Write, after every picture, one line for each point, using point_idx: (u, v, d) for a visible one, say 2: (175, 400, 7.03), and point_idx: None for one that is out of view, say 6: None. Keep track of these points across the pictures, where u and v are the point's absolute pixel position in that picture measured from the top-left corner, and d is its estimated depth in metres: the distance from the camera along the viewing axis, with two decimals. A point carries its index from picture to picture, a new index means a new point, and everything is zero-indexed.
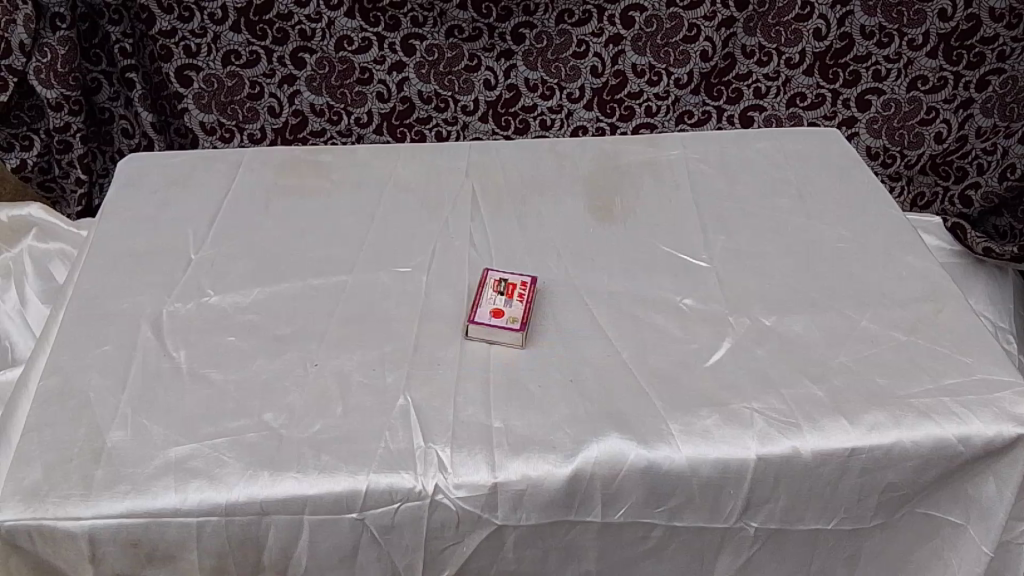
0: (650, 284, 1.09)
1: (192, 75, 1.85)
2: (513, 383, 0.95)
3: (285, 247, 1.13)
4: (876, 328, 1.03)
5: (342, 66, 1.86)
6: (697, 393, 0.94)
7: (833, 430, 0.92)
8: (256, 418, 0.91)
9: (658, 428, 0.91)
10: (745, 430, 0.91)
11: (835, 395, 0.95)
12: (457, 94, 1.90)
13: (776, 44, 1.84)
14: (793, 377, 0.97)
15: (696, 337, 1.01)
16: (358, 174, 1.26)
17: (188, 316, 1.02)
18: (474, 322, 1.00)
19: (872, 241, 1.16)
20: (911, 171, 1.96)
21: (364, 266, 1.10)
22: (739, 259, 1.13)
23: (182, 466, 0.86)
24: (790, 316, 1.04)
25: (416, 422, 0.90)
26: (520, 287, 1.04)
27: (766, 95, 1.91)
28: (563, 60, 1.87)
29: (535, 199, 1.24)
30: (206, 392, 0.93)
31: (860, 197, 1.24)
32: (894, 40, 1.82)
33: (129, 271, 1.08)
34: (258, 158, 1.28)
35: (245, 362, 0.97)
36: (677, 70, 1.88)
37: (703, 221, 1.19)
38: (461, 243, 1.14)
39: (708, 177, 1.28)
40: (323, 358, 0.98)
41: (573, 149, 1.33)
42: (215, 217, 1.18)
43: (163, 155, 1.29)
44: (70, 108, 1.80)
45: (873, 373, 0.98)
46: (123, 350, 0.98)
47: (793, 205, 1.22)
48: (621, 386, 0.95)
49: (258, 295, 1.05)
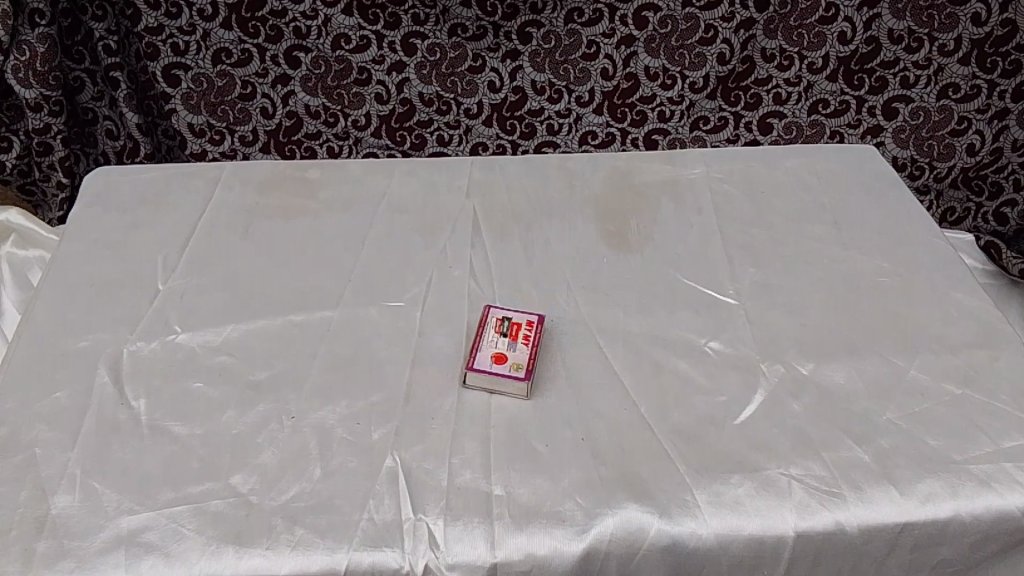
0: (669, 323, 0.97)
1: (179, 74, 1.73)
2: (517, 442, 0.84)
3: (263, 277, 1.02)
4: (926, 379, 0.91)
5: (339, 66, 1.74)
6: (725, 455, 0.83)
7: (883, 501, 0.80)
8: (223, 481, 0.80)
9: (681, 498, 0.80)
10: (782, 501, 0.80)
11: (883, 460, 0.83)
12: (459, 96, 1.78)
13: (798, 47, 1.71)
14: (835, 437, 0.85)
15: (724, 388, 0.90)
16: (348, 193, 1.15)
17: (152, 358, 0.91)
18: (473, 368, 0.88)
19: (917, 274, 1.04)
20: (941, 185, 1.84)
21: (352, 299, 0.99)
22: (769, 295, 1.01)
23: (134, 540, 0.75)
24: (829, 364, 0.93)
25: (405, 488, 0.79)
26: (526, 328, 0.93)
27: (787, 101, 1.79)
28: (572, 62, 1.75)
29: (542, 222, 1.12)
30: (168, 449, 0.82)
31: (901, 223, 1.12)
32: (924, 46, 1.69)
33: (90, 303, 0.97)
34: (239, 174, 1.17)
35: (213, 414, 0.86)
36: (692, 74, 1.76)
37: (728, 250, 1.08)
38: (460, 273, 1.03)
39: (733, 199, 1.16)
40: (302, 410, 0.86)
41: (583, 166, 1.22)
42: (189, 240, 1.06)
43: (139, 169, 1.18)
44: (50, 108, 1.68)
45: (924, 433, 0.86)
46: (77, 398, 0.87)
47: (828, 233, 1.10)
48: (640, 447, 0.83)
49: (231, 333, 0.94)
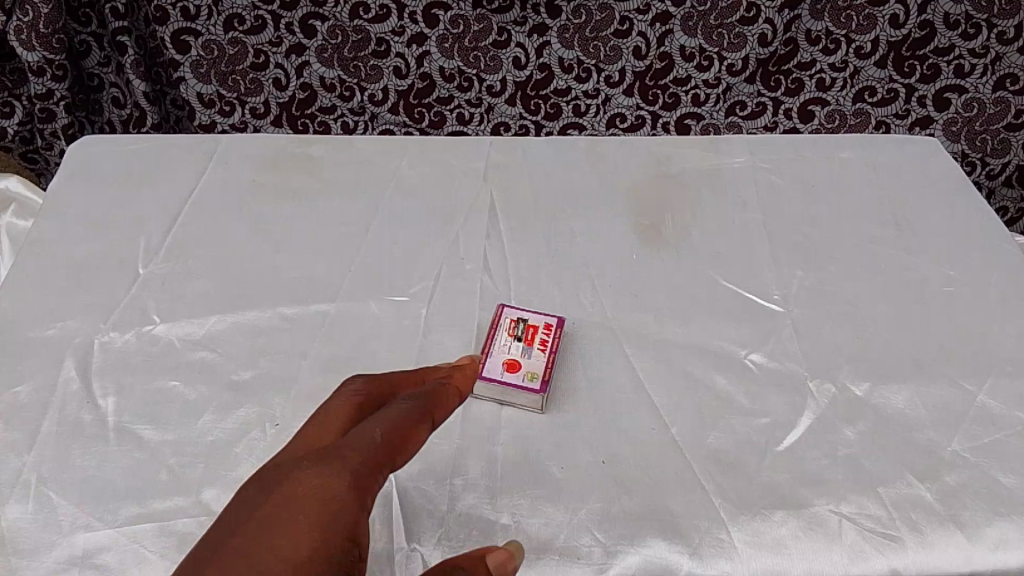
0: (706, 332, 0.87)
1: (189, 40, 1.60)
2: (529, 464, 0.74)
3: (255, 263, 0.92)
4: (998, 407, 0.80)
5: (357, 36, 1.61)
6: (767, 487, 0.73)
7: (947, 547, 0.69)
8: (194, 497, 0.70)
9: (714, 536, 0.69)
10: (831, 543, 0.69)
11: (949, 500, 0.72)
12: (482, 72, 1.65)
13: (845, 30, 1.56)
14: (894, 471, 0.74)
15: (767, 409, 0.79)
16: (354, 174, 1.05)
17: (126, 352, 0.82)
18: (482, 376, 0.78)
19: (987, 285, 0.92)
20: (994, 182, 1.70)
21: (352, 292, 0.89)
22: (820, 303, 0.90)
23: (89, 562, 0.66)
24: (888, 385, 0.82)
25: (400, 513, 0.70)
26: (543, 331, 0.83)
27: (831, 88, 1.63)
28: (603, 39, 1.60)
29: (567, 212, 1.01)
30: (135, 456, 0.73)
31: (968, 226, 1.00)
32: (981, 32, 1.53)
33: (63, 287, 0.88)
34: (236, 147, 1.07)
35: (187, 418, 0.76)
36: (730, 55, 1.60)
37: (774, 250, 0.96)
38: (473, 267, 0.93)
39: (781, 192, 1.04)
40: (288, 417, 0.76)
41: (614, 151, 1.10)
42: (176, 220, 0.97)
43: (127, 140, 1.08)
44: (53, 73, 1.57)
45: (997, 469, 0.75)
46: (40, 394, 0.78)
47: (887, 235, 0.99)
48: (670, 475, 0.73)
49: (215, 326, 0.84)
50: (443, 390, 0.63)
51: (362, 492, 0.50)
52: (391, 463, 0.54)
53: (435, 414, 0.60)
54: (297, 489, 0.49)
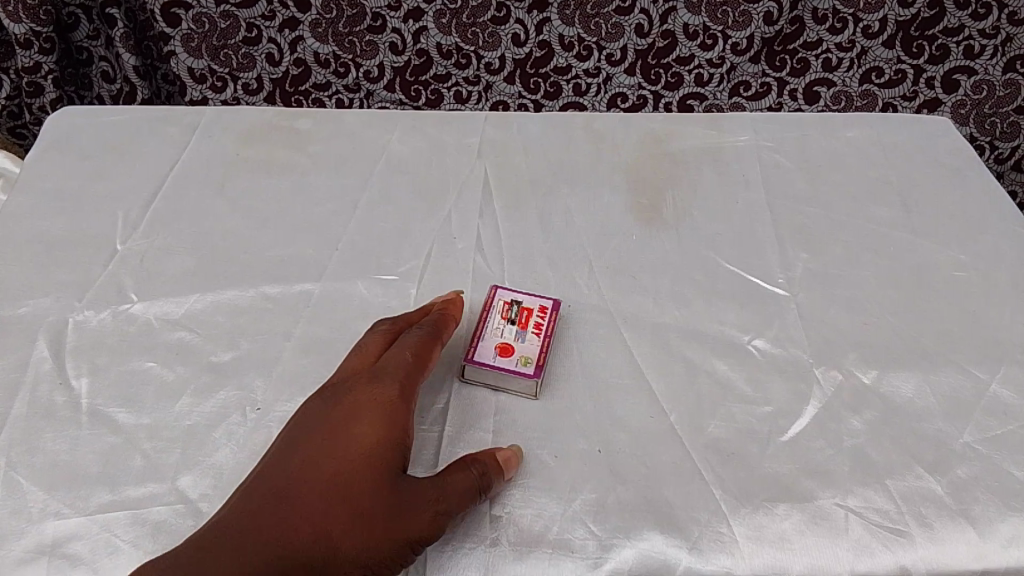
0: (707, 316, 0.83)
1: (180, 13, 1.55)
2: (520, 452, 0.70)
3: (239, 240, 0.88)
4: (1010, 397, 0.76)
5: (351, 11, 1.55)
6: (769, 479, 0.69)
7: (956, 543, 0.66)
8: (169, 483, 0.67)
9: (714, 529, 0.66)
10: (836, 538, 0.66)
11: (960, 493, 0.69)
12: (481, 49, 1.60)
13: (854, 9, 1.51)
14: (903, 463, 0.71)
15: (770, 398, 0.76)
16: (344, 149, 1.01)
17: (102, 331, 0.78)
18: (473, 360, 0.75)
19: (999, 270, 0.89)
20: (1002, 167, 1.67)
21: (339, 271, 0.85)
22: (826, 288, 0.86)
23: (58, 551, 0.63)
24: (896, 373, 0.78)
25: None
26: (538, 314, 0.80)
27: (837, 68, 1.59)
28: (604, 16, 1.54)
29: (563, 190, 0.98)
30: (109, 441, 0.70)
31: (979, 208, 0.96)
32: (992, 12, 1.49)
33: (39, 264, 0.84)
34: (221, 121, 1.03)
35: (164, 400, 0.73)
36: (735, 34, 1.55)
37: (779, 232, 0.93)
38: (465, 246, 0.89)
39: (786, 172, 1.00)
40: (269, 400, 0.73)
41: (613, 128, 1.06)
42: (158, 195, 0.93)
43: (108, 113, 1.04)
44: (40, 46, 1.52)
45: (1010, 461, 0.71)
46: (11, 375, 0.74)
47: (896, 217, 0.95)
48: (668, 465, 0.70)
49: (196, 305, 0.81)
50: (446, 317, 0.76)
51: (399, 406, 0.66)
52: (416, 381, 0.70)
53: (445, 337, 0.74)
54: (349, 413, 0.64)
